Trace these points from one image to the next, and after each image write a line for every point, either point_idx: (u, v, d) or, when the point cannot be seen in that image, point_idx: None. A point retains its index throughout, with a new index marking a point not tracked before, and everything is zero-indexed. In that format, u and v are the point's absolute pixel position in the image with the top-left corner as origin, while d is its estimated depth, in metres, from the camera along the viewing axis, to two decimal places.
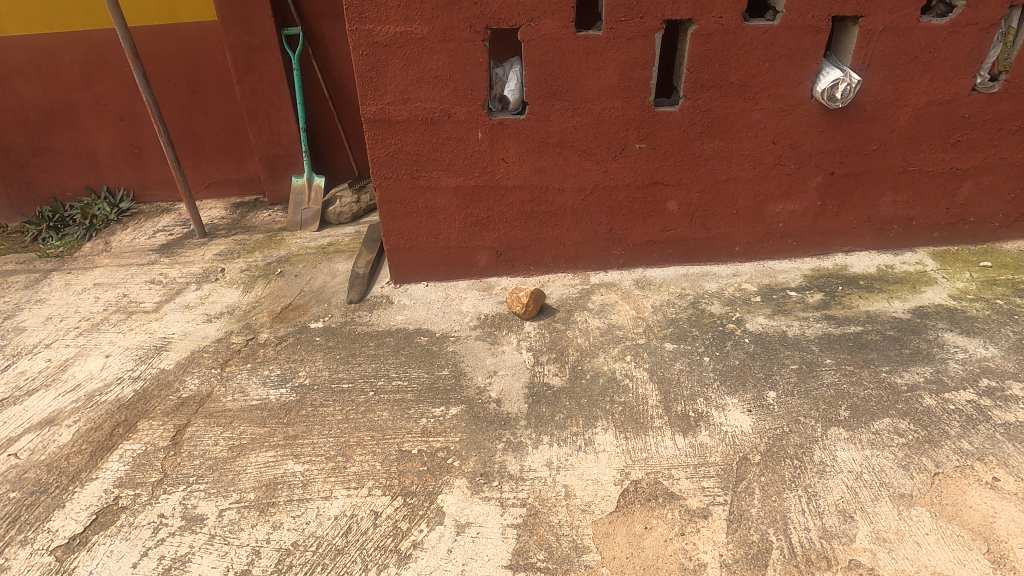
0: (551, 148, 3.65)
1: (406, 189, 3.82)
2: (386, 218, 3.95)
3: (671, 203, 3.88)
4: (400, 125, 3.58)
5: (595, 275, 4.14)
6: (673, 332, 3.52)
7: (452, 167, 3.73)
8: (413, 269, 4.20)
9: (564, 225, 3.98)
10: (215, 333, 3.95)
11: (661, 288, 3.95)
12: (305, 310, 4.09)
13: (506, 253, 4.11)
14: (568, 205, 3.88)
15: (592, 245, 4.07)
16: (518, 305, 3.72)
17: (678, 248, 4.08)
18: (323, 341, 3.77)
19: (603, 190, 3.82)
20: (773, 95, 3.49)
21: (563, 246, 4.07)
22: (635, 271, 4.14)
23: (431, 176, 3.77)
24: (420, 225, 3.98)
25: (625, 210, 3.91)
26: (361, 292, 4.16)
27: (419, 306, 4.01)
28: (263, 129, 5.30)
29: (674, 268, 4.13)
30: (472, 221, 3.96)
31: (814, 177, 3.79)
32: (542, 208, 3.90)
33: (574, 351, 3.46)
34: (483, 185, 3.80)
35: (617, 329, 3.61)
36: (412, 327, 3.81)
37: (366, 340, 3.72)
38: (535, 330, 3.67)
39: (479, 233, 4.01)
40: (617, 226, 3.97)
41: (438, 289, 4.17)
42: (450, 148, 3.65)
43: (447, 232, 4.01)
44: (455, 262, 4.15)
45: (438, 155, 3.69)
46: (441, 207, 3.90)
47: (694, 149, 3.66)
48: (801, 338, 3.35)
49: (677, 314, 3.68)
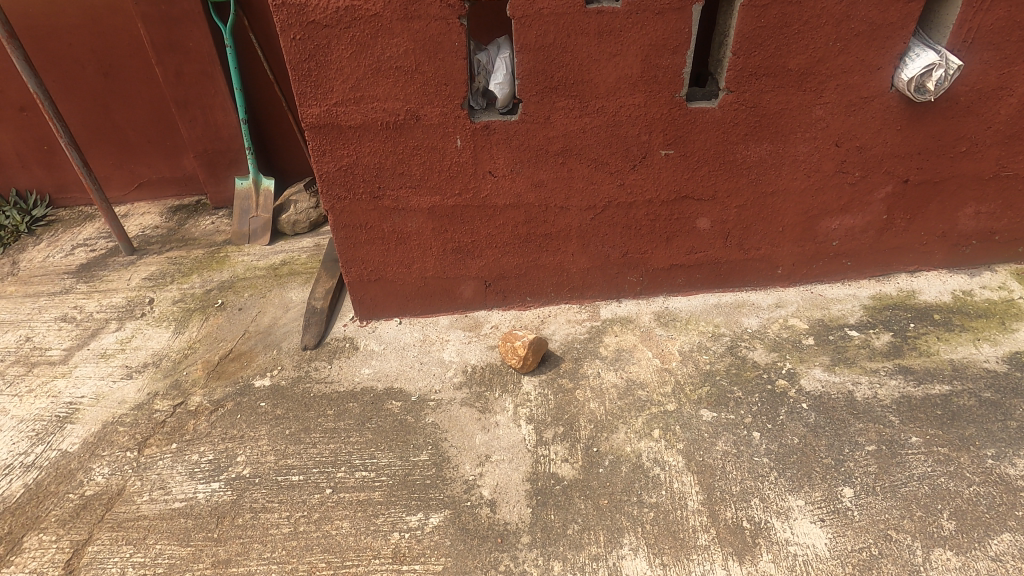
0: (552, 158, 2.82)
1: (366, 211, 2.99)
2: (345, 246, 3.13)
3: (702, 221, 3.09)
4: (353, 131, 2.71)
5: (606, 307, 3.38)
6: (710, 395, 2.79)
7: (425, 184, 2.89)
8: (382, 304, 3.40)
9: (569, 250, 3.19)
10: (134, 397, 3.15)
11: (689, 326, 3.20)
12: (248, 361, 3.29)
13: (497, 283, 3.32)
14: (573, 227, 3.08)
15: (602, 271, 3.29)
16: (515, 357, 2.97)
17: (708, 273, 3.32)
18: (270, 408, 3.00)
19: (617, 207, 3.01)
20: (842, 85, 2.66)
21: (567, 273, 3.29)
22: (655, 301, 3.39)
23: (398, 195, 2.93)
24: (388, 254, 3.17)
25: (644, 231, 3.12)
26: (318, 334, 3.36)
27: (390, 353, 3.24)
28: (196, 120, 4.36)
29: (703, 296, 3.38)
30: (454, 247, 3.15)
31: (883, 186, 3.01)
32: (541, 231, 3.09)
33: (587, 423, 2.73)
34: (466, 205, 2.98)
35: (638, 389, 2.87)
36: (381, 386, 3.04)
37: (323, 407, 2.96)
38: (536, 390, 2.92)
39: (462, 261, 3.21)
40: (634, 249, 3.19)
41: (414, 328, 3.39)
42: (420, 160, 2.81)
43: (423, 261, 3.21)
44: (434, 295, 3.36)
45: (405, 169, 2.84)
46: (412, 232, 3.08)
47: (735, 156, 2.85)
48: (874, 404, 2.64)
49: (713, 366, 2.95)
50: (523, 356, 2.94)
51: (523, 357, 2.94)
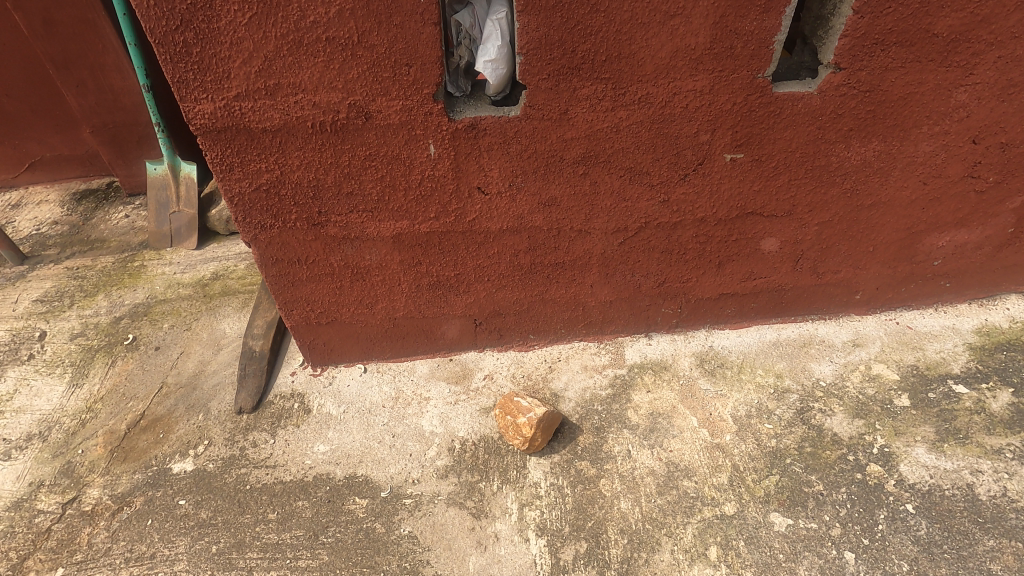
0: (569, 168, 1.94)
1: (304, 242, 2.11)
2: (280, 285, 2.27)
3: (769, 242, 2.27)
4: (270, 137, 1.80)
5: (632, 346, 2.61)
6: (780, 489, 2.09)
7: (385, 206, 2.01)
8: (340, 348, 2.59)
9: (586, 282, 2.37)
10: (11, 490, 2.37)
11: (742, 376, 2.45)
12: (165, 433, 2.50)
13: (490, 321, 2.51)
14: (594, 253, 2.25)
15: (629, 304, 2.49)
16: (520, 438, 2.21)
17: (767, 301, 2.53)
18: (191, 509, 2.24)
19: (655, 229, 2.17)
20: (1005, 57, 1.79)
21: (582, 308, 2.49)
22: (695, 337, 2.61)
23: (347, 220, 2.05)
24: (341, 292, 2.32)
25: (689, 255, 2.30)
26: (258, 393, 2.57)
27: (352, 421, 2.47)
28: (83, 85, 3.30)
29: (756, 330, 2.61)
30: (431, 282, 2.31)
31: (1018, 193, 2.20)
32: (549, 260, 2.25)
33: (617, 537, 2.02)
34: (445, 232, 2.11)
35: (683, 479, 2.16)
36: (341, 473, 2.29)
37: (263, 508, 2.22)
38: (546, 482, 2.19)
39: (443, 298, 2.38)
40: (673, 277, 2.38)
41: (384, 379, 2.61)
42: (377, 175, 1.91)
43: (390, 300, 2.37)
44: (408, 337, 2.56)
45: (356, 187, 1.95)
46: (372, 266, 2.23)
47: (828, 159, 2.00)
48: (1006, 509, 1.95)
49: (779, 441, 2.23)
50: (531, 435, 2.18)
51: (531, 436, 2.18)
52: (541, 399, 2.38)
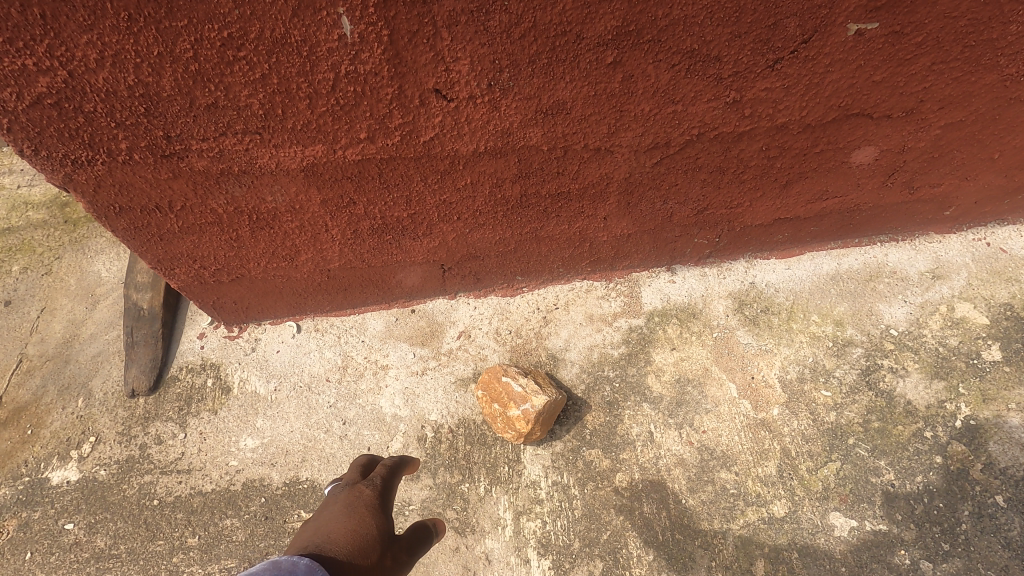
0: (589, 55, 1.13)
1: (158, 182, 1.31)
2: (140, 241, 1.50)
3: (863, 153, 1.57)
4: (17, 6, 0.92)
5: (650, 287, 2.00)
6: (842, 481, 1.66)
7: (280, 123, 1.20)
8: (260, 306, 1.90)
9: (597, 214, 1.67)
10: None
11: (792, 325, 1.90)
12: (35, 429, 1.87)
13: (463, 266, 1.83)
14: (615, 178, 1.51)
15: (653, 237, 1.83)
16: (516, 432, 1.66)
17: (832, 224, 1.89)
18: (83, 536, 1.69)
19: (708, 143, 1.44)
20: None
21: (589, 245, 1.82)
22: (731, 271, 2.01)
23: (221, 148, 1.24)
24: (240, 245, 1.57)
25: (749, 174, 1.59)
26: (155, 369, 1.91)
27: (288, 402, 1.87)
28: None
29: (809, 259, 2.02)
30: (373, 225, 1.56)
31: None
32: (548, 189, 1.52)
33: (640, 554, 1.60)
34: (388, 158, 1.33)
35: (719, 471, 1.70)
36: (278, 478, 1.75)
37: (179, 531, 1.68)
38: (547, 481, 1.71)
39: (394, 243, 1.66)
40: (721, 201, 1.69)
41: (326, 342, 1.97)
42: (253, 74, 1.08)
43: (317, 251, 1.64)
44: (351, 289, 1.87)
45: (220, 95, 1.11)
46: (279, 210, 1.45)
47: (1005, 28, 1.23)
48: None
49: (840, 414, 1.75)
50: (534, 428, 1.64)
51: (533, 429, 1.64)
52: (537, 371, 1.82)
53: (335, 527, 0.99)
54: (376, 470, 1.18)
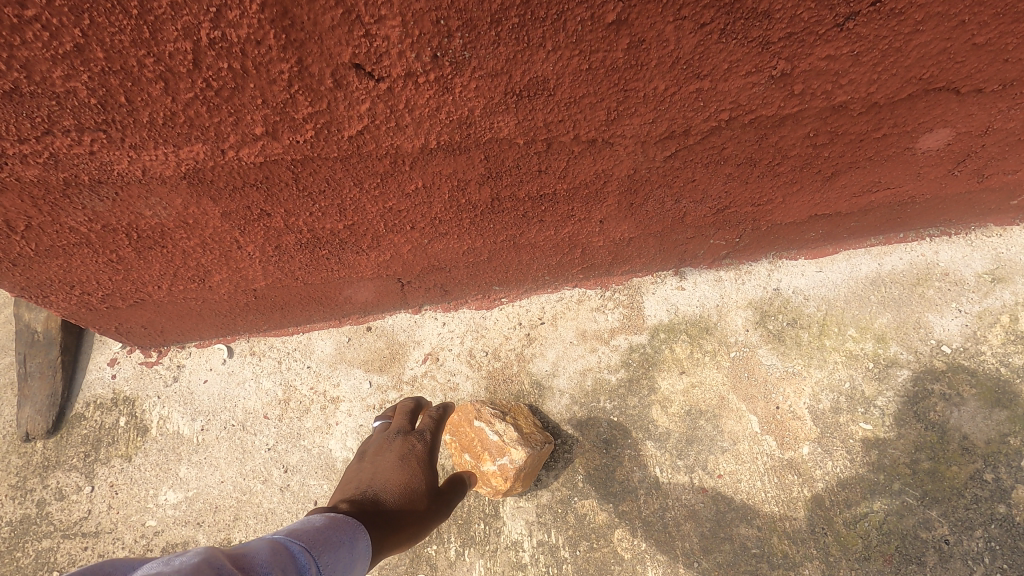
0: (580, 11, 0.75)
1: None
2: None
3: (935, 137, 1.21)
4: None
5: (653, 295, 1.66)
6: (886, 537, 1.38)
7: (130, 116, 0.82)
8: (178, 329, 1.55)
9: (592, 216, 1.32)
10: None
11: (824, 342, 1.59)
12: None
13: (425, 279, 1.49)
14: (614, 175, 1.15)
15: (660, 239, 1.48)
16: (493, 487, 1.39)
17: (876, 219, 1.55)
18: None
19: (740, 129, 1.07)
20: None
21: (581, 251, 1.47)
22: (752, 274, 1.67)
23: (52, 150, 0.86)
24: (128, 268, 1.20)
25: (786, 166, 1.24)
26: (53, 407, 1.57)
27: (218, 445, 1.55)
28: None
29: (845, 259, 1.68)
30: (301, 240, 1.20)
31: None
32: (528, 190, 1.16)
33: None
34: (303, 159, 0.96)
35: (739, 525, 1.42)
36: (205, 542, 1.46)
37: None
38: (531, 541, 1.45)
39: (333, 258, 1.30)
40: (747, 197, 1.34)
41: (264, 368, 1.63)
42: (61, 45, 0.70)
43: (233, 270, 1.27)
44: (290, 307, 1.52)
45: (20, 77, 0.73)
46: (166, 227, 1.08)
47: None
48: None
49: (883, 452, 1.46)
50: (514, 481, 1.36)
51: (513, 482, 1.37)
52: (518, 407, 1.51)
53: (391, 472, 1.09)
54: (424, 422, 1.27)
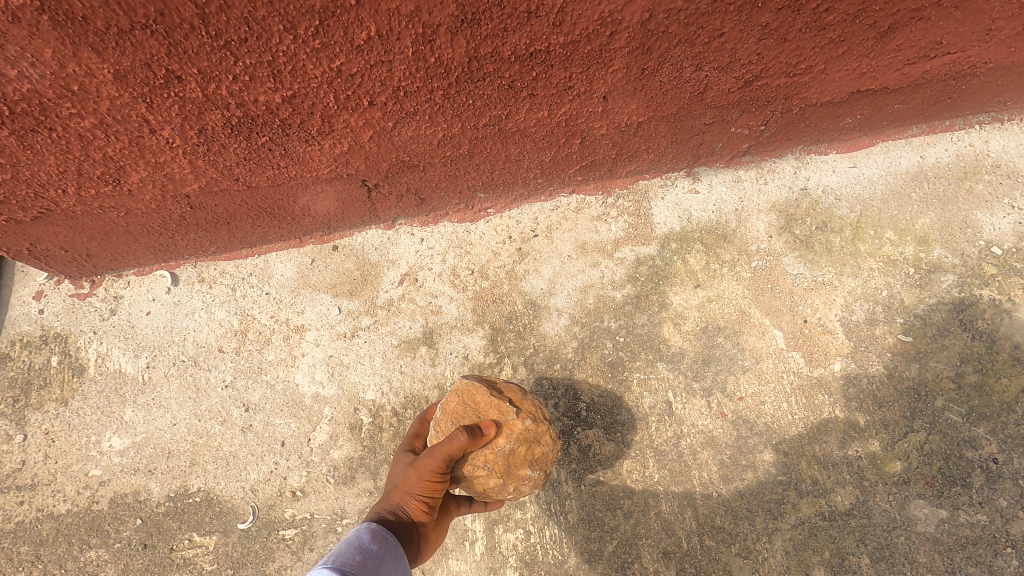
0: None
1: None
2: None
3: None
4: None
5: (663, 200, 1.44)
6: (927, 458, 1.22)
7: None
8: (107, 251, 1.31)
9: (594, 89, 1.07)
10: None
11: (859, 247, 1.39)
12: None
13: (397, 181, 1.26)
14: (623, 21, 0.90)
15: (673, 126, 1.25)
16: (527, 459, 1.00)
17: (927, 96, 1.31)
18: None
19: None
20: None
21: (580, 140, 1.24)
22: (777, 172, 1.45)
23: None
24: (12, 160, 0.95)
25: (838, 11, 0.98)
26: None
27: (167, 384, 1.35)
28: None
29: (883, 152, 1.45)
30: (228, 119, 0.95)
31: None
32: (515, 44, 0.91)
33: (657, 568, 1.21)
34: None
35: (763, 452, 1.25)
36: (159, 491, 1.28)
37: (27, 570, 1.23)
38: None
39: (277, 149, 1.06)
40: (783, 63, 1.10)
41: (215, 297, 1.41)
42: None
43: (153, 165, 1.03)
44: (237, 222, 1.29)
45: None
46: (45, 96, 0.84)
47: None
48: None
49: (924, 366, 1.28)
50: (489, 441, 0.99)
51: (492, 442, 0.99)
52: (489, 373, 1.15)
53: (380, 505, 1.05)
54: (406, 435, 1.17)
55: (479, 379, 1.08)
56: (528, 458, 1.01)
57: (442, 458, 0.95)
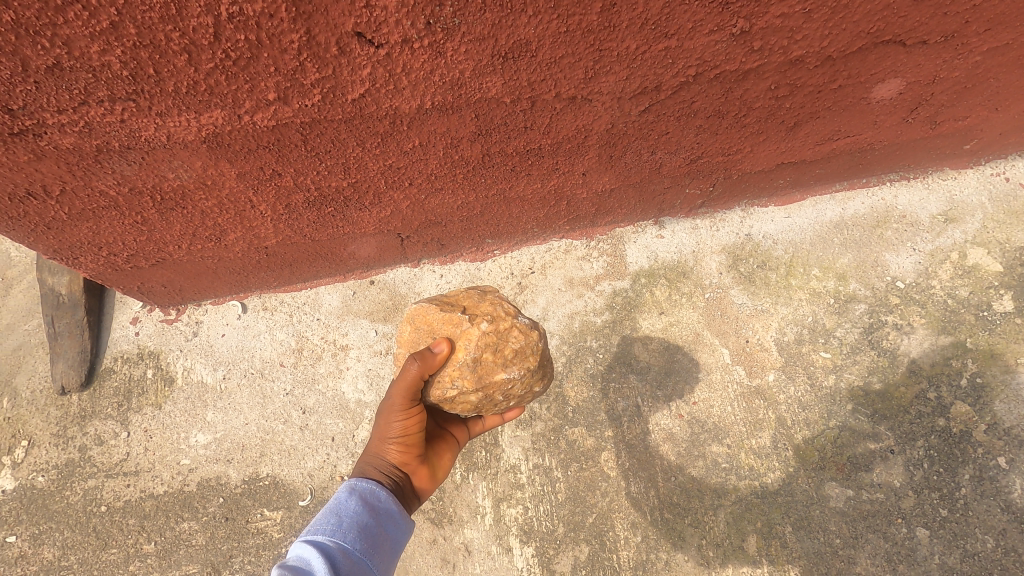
0: None
1: (16, 165, 1.03)
2: (24, 232, 1.24)
3: (886, 86, 1.31)
4: None
5: (635, 244, 1.80)
6: (839, 449, 1.56)
7: (157, 85, 0.91)
8: (196, 288, 1.67)
9: (575, 169, 1.43)
10: None
11: (791, 282, 1.73)
12: None
13: (424, 233, 1.62)
14: (594, 129, 1.26)
15: (639, 191, 1.61)
16: (497, 362, 1.06)
17: (840, 165, 1.66)
18: (29, 549, 1.57)
19: (706, 83, 1.17)
20: None
21: (567, 202, 1.60)
22: (726, 221, 1.81)
23: (83, 119, 0.96)
24: (149, 228, 1.31)
25: (753, 117, 1.34)
26: (84, 363, 1.71)
27: (240, 392, 1.70)
28: None
29: (811, 205, 1.81)
30: (307, 198, 1.31)
31: None
32: (516, 146, 1.27)
33: (628, 535, 1.53)
34: (309, 121, 1.06)
35: (711, 444, 1.59)
36: (236, 476, 1.62)
37: (134, 538, 1.57)
38: (528, 464, 1.61)
39: (339, 215, 1.42)
40: (718, 149, 1.46)
41: (276, 322, 1.77)
42: (97, 23, 0.79)
43: (247, 228, 1.39)
44: (298, 265, 1.64)
45: (61, 53, 0.83)
46: (187, 188, 1.19)
47: None
48: None
49: (840, 377, 1.62)
50: (448, 356, 1.06)
51: (451, 357, 1.06)
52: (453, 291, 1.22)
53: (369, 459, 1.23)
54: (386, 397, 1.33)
55: (431, 304, 1.16)
56: (490, 353, 1.05)
57: (399, 393, 1.08)
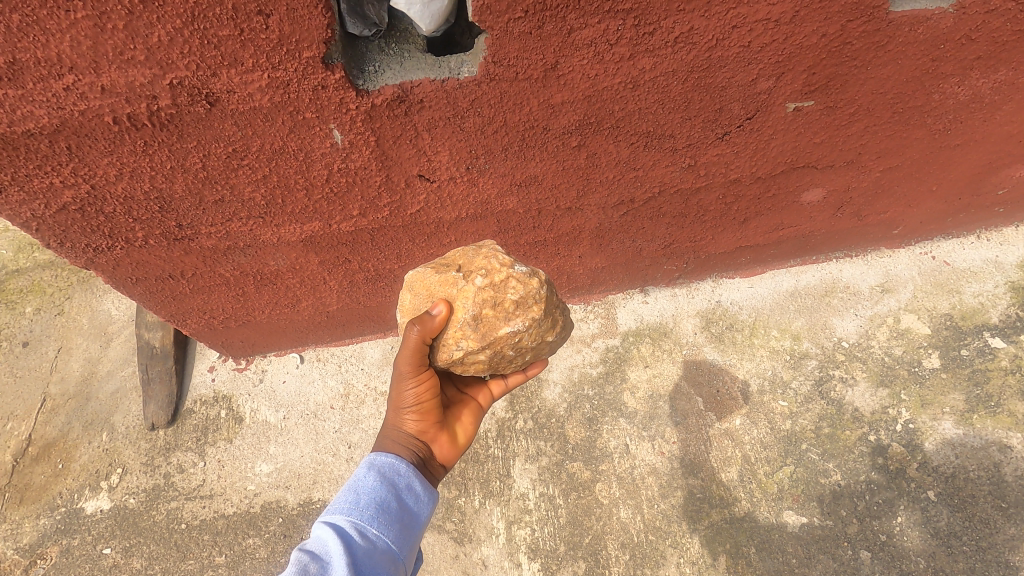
0: (554, 142, 1.28)
1: (171, 258, 1.46)
2: (157, 303, 1.65)
3: (811, 193, 1.72)
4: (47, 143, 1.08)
5: (625, 309, 2.22)
6: (795, 483, 1.85)
7: (281, 209, 1.34)
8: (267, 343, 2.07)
9: (573, 254, 1.83)
10: None
11: (754, 341, 2.09)
12: (65, 463, 2.04)
13: None
14: (586, 227, 1.67)
15: (625, 268, 2.01)
16: (496, 314, 1.16)
17: (789, 248, 2.05)
18: (120, 559, 1.86)
19: (669, 196, 1.58)
20: None
21: (567, 277, 1.99)
22: (700, 291, 2.22)
23: (226, 230, 1.39)
24: (247, 300, 1.72)
25: (709, 215, 1.74)
26: (171, 403, 2.08)
27: (297, 429, 2.05)
28: None
29: (769, 278, 2.21)
30: (366, 277, 1.71)
31: None
32: (527, 239, 1.67)
33: (618, 554, 1.81)
34: (377, 228, 1.48)
35: (688, 478, 1.90)
36: (292, 499, 1.92)
37: (207, 550, 1.86)
38: (535, 492, 1.92)
39: (389, 290, 1.82)
40: (685, 238, 1.86)
41: (328, 371, 2.17)
42: (256, 175, 1.23)
43: (317, 300, 1.80)
44: (350, 326, 2.04)
45: (227, 192, 1.26)
46: (282, 273, 1.61)
47: (928, 97, 1.41)
48: None
49: (795, 422, 1.95)
50: (447, 316, 1.17)
51: (451, 317, 1.17)
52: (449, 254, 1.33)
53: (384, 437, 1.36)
54: None
55: (427, 268, 1.28)
56: (484, 303, 1.16)
57: (408, 365, 1.21)
